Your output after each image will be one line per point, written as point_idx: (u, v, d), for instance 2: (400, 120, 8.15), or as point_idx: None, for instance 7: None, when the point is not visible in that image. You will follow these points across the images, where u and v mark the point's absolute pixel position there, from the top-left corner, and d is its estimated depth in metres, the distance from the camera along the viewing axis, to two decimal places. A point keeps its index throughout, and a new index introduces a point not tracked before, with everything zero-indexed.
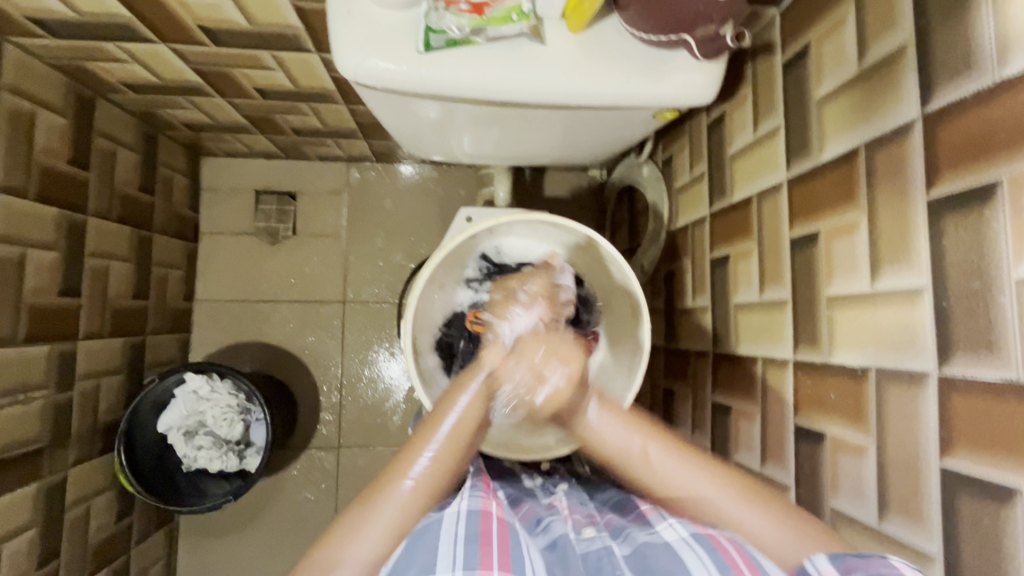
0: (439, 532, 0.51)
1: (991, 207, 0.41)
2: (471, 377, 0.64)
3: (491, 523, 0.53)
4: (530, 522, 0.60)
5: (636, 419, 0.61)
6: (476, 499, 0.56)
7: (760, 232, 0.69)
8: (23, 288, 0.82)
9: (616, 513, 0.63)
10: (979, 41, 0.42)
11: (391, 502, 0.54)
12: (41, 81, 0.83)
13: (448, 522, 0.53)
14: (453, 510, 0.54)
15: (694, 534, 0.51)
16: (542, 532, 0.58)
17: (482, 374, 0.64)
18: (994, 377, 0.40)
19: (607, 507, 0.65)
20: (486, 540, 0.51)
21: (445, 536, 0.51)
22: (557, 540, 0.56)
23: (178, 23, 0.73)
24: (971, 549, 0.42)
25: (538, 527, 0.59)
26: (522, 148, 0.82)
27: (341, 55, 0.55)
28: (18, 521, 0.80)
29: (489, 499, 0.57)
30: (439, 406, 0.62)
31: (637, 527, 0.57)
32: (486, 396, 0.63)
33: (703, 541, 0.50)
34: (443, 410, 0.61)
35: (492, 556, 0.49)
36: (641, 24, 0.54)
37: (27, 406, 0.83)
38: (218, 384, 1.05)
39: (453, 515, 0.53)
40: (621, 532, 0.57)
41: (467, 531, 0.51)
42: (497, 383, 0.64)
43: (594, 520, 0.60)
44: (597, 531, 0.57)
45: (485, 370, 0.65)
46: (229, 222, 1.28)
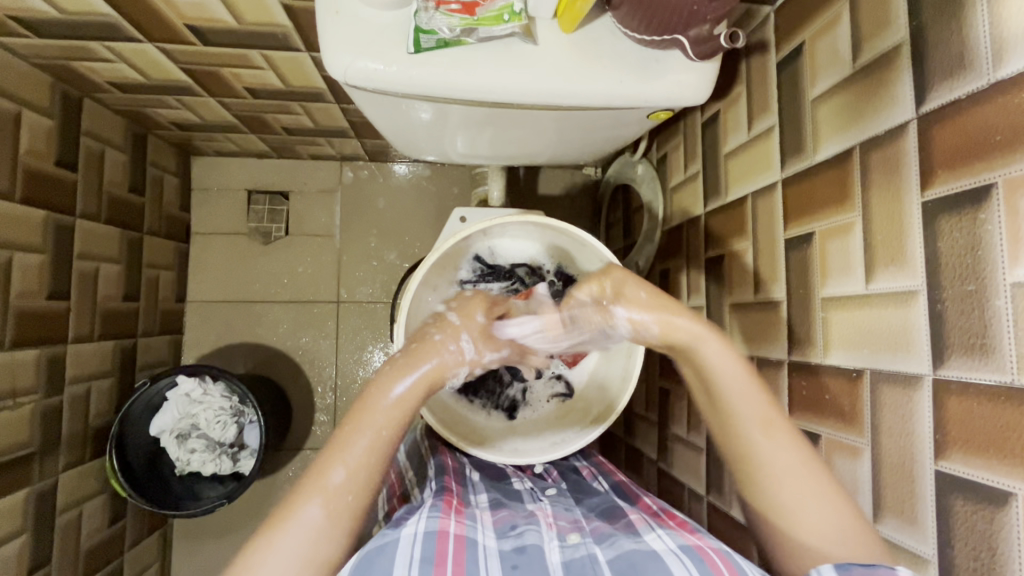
0: (393, 552, 0.49)
1: (986, 209, 0.40)
2: (388, 387, 0.58)
3: (448, 543, 0.51)
4: (503, 528, 0.58)
5: (755, 384, 0.58)
6: (434, 519, 0.54)
7: (755, 231, 0.68)
8: (10, 292, 0.81)
9: (604, 520, 0.62)
10: (973, 41, 0.42)
11: (296, 531, 0.51)
12: (25, 81, 0.82)
13: (404, 544, 0.50)
14: (409, 531, 0.52)
15: (682, 546, 0.52)
16: (512, 538, 0.56)
17: (400, 384, 0.58)
18: (989, 380, 0.40)
19: (595, 514, 0.64)
20: (443, 560, 0.49)
21: (400, 557, 0.49)
22: (528, 546, 0.54)
23: (165, 22, 0.72)
24: (965, 552, 0.42)
25: (511, 533, 0.57)
26: (515, 148, 0.81)
27: (330, 56, 0.54)
28: (8, 527, 0.80)
29: (448, 517, 0.55)
30: (350, 420, 0.57)
31: (624, 534, 0.57)
32: (404, 405, 0.58)
33: (692, 552, 0.51)
34: (357, 421, 0.56)
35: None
36: (634, 24, 0.54)
37: (15, 411, 0.82)
38: (211, 387, 1.04)
39: (409, 536, 0.51)
40: (606, 538, 0.57)
41: (423, 552, 0.50)
42: (419, 390, 0.59)
43: (579, 526, 0.60)
44: (581, 538, 0.56)
45: (404, 380, 0.58)
46: (220, 222, 1.27)
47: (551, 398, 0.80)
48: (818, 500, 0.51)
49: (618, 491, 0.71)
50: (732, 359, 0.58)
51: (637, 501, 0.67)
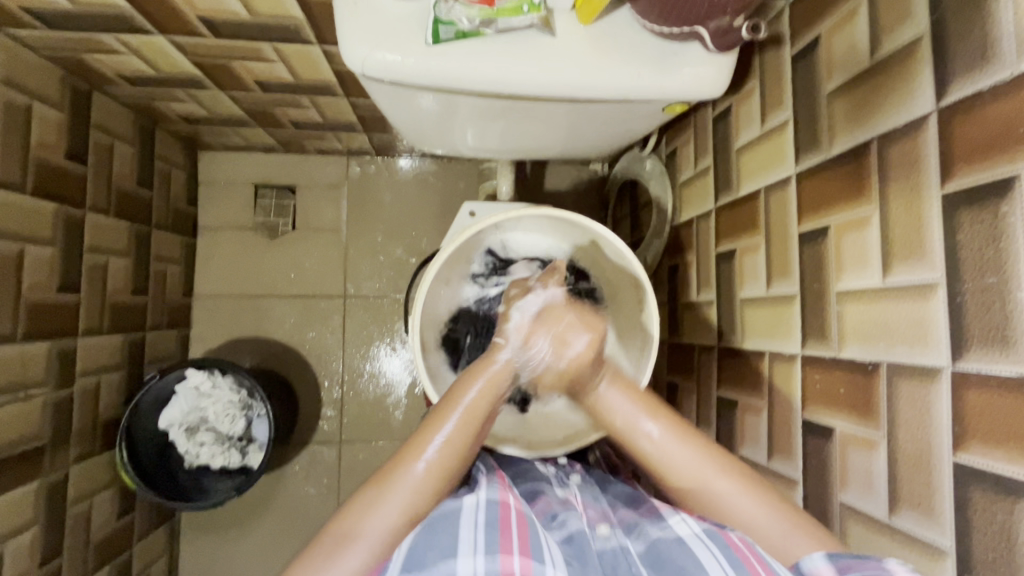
0: (460, 518, 0.52)
1: (1009, 202, 0.40)
2: (467, 384, 0.62)
3: (510, 513, 0.53)
4: (545, 517, 0.58)
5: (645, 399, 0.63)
6: (496, 491, 0.56)
7: (767, 226, 0.68)
8: (22, 284, 0.81)
9: (629, 508, 0.63)
10: (996, 34, 0.42)
11: (403, 485, 0.55)
12: (37, 74, 0.82)
13: (468, 512, 0.53)
14: (474, 501, 0.54)
15: (707, 530, 0.52)
16: (558, 523, 0.57)
17: (478, 382, 0.62)
18: (1009, 371, 0.40)
19: (620, 502, 0.64)
20: (505, 527, 0.51)
21: (465, 522, 0.51)
22: (575, 532, 0.55)
23: (178, 15, 0.71)
24: (984, 543, 0.42)
25: (553, 522, 0.57)
26: (526, 142, 0.81)
27: (348, 47, 0.54)
28: (20, 519, 0.80)
29: (507, 491, 0.57)
30: (447, 399, 0.61)
31: (649, 521, 0.57)
32: (477, 410, 0.61)
33: (722, 543, 0.50)
34: (449, 403, 0.61)
35: (512, 540, 0.49)
36: (653, 15, 0.53)
37: (26, 404, 0.82)
38: (219, 380, 1.05)
39: (472, 505, 0.54)
40: (633, 528, 0.57)
41: (487, 518, 0.52)
42: (492, 391, 0.62)
43: (607, 517, 0.60)
44: (611, 530, 0.56)
45: (481, 378, 0.62)
46: (227, 216, 1.27)
47: None
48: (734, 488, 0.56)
49: (642, 476, 0.72)
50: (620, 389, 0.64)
51: (658, 483, 0.69)
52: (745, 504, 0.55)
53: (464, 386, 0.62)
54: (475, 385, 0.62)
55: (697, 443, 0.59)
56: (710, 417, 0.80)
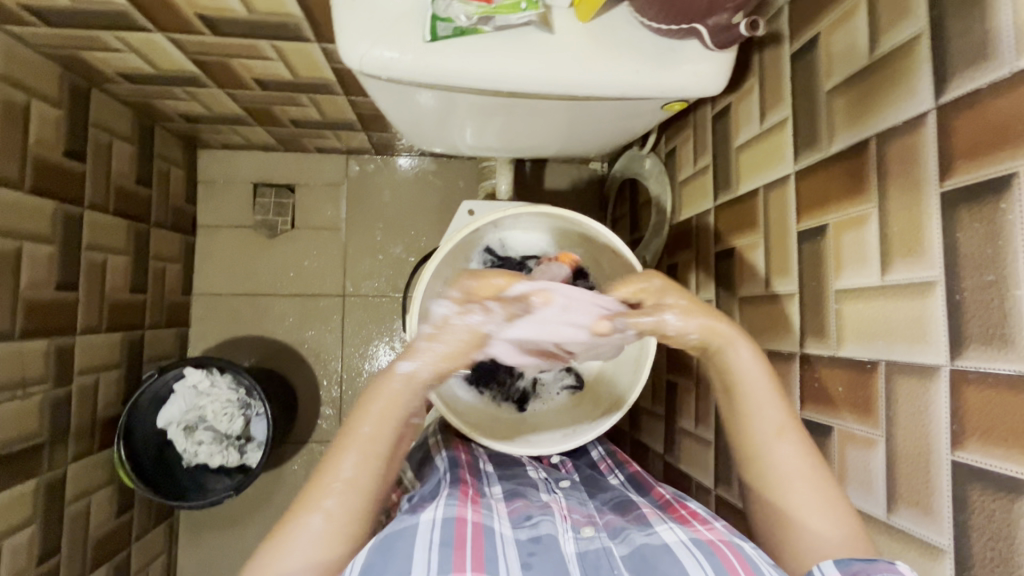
0: (415, 536, 0.50)
1: (1007, 200, 0.40)
2: (388, 380, 0.58)
3: (466, 528, 0.52)
4: (518, 517, 0.58)
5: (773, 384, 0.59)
6: (452, 507, 0.54)
7: (767, 224, 0.68)
8: (20, 283, 0.81)
9: (615, 514, 0.63)
10: (996, 31, 0.42)
11: (325, 503, 0.54)
12: (36, 71, 0.82)
13: (422, 529, 0.51)
14: (428, 518, 0.52)
15: (693, 538, 0.52)
16: (528, 526, 0.56)
17: (393, 381, 0.57)
18: (1008, 369, 0.40)
19: (607, 508, 0.65)
20: (460, 545, 0.49)
21: (420, 541, 0.49)
22: (544, 536, 0.54)
23: (176, 12, 0.71)
24: (982, 542, 0.42)
25: (525, 523, 0.57)
26: (524, 139, 0.81)
27: (346, 45, 0.54)
28: (18, 517, 0.80)
29: (466, 506, 0.55)
30: (358, 408, 0.58)
31: (636, 527, 0.58)
32: (392, 413, 0.57)
33: (702, 545, 0.51)
34: (363, 412, 0.57)
35: (466, 560, 0.48)
36: (652, 13, 0.53)
37: (25, 402, 0.82)
38: (218, 379, 1.04)
39: (427, 522, 0.52)
40: (620, 532, 0.58)
41: (442, 537, 0.50)
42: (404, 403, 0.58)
43: (592, 520, 0.60)
44: (595, 532, 0.57)
45: (397, 377, 0.57)
46: (226, 214, 1.27)
47: (563, 390, 0.82)
48: (813, 490, 0.53)
49: (633, 483, 0.72)
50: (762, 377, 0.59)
51: (652, 492, 0.67)
52: (820, 522, 0.52)
53: (377, 393, 0.58)
54: (391, 384, 0.57)
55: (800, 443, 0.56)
56: (709, 415, 0.78)
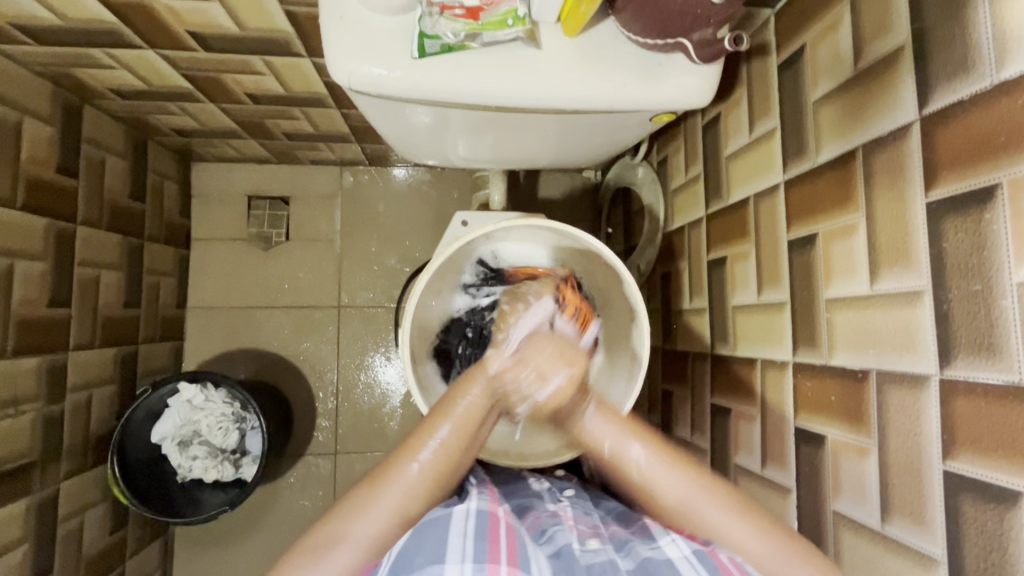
0: (449, 524, 0.52)
1: (991, 210, 0.41)
2: (470, 381, 0.63)
3: (500, 523, 0.53)
4: (534, 532, 0.58)
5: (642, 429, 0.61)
6: (485, 502, 0.57)
7: (757, 232, 0.68)
8: (11, 300, 0.81)
9: (620, 526, 0.62)
10: (976, 43, 0.42)
11: (397, 485, 0.56)
12: (26, 89, 0.82)
13: (457, 518, 0.53)
14: (464, 508, 0.55)
15: (697, 551, 0.52)
16: (546, 539, 0.57)
17: (477, 385, 0.62)
18: (995, 379, 0.40)
19: (612, 520, 0.64)
20: (494, 538, 0.51)
21: (454, 531, 0.52)
22: (562, 548, 0.54)
23: (167, 29, 0.72)
24: (974, 552, 0.42)
25: (543, 536, 0.57)
26: (516, 151, 0.81)
27: (334, 62, 0.54)
28: (9, 537, 0.79)
29: (497, 503, 0.58)
30: (446, 400, 0.62)
31: (640, 540, 0.57)
32: (473, 414, 0.61)
33: (705, 559, 0.51)
34: (445, 409, 0.61)
35: (500, 551, 0.49)
36: (637, 28, 0.54)
37: (17, 420, 0.81)
38: (212, 393, 1.04)
39: (461, 513, 0.54)
40: (624, 545, 0.57)
41: (476, 527, 0.52)
42: (489, 396, 0.63)
43: (597, 530, 0.59)
44: (601, 543, 0.56)
45: (480, 382, 0.63)
46: (221, 227, 1.27)
47: None
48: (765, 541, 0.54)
49: (629, 492, 0.72)
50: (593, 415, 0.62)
51: None
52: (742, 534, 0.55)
53: (465, 385, 0.62)
54: (489, 372, 0.63)
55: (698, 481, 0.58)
56: (706, 424, 0.80)
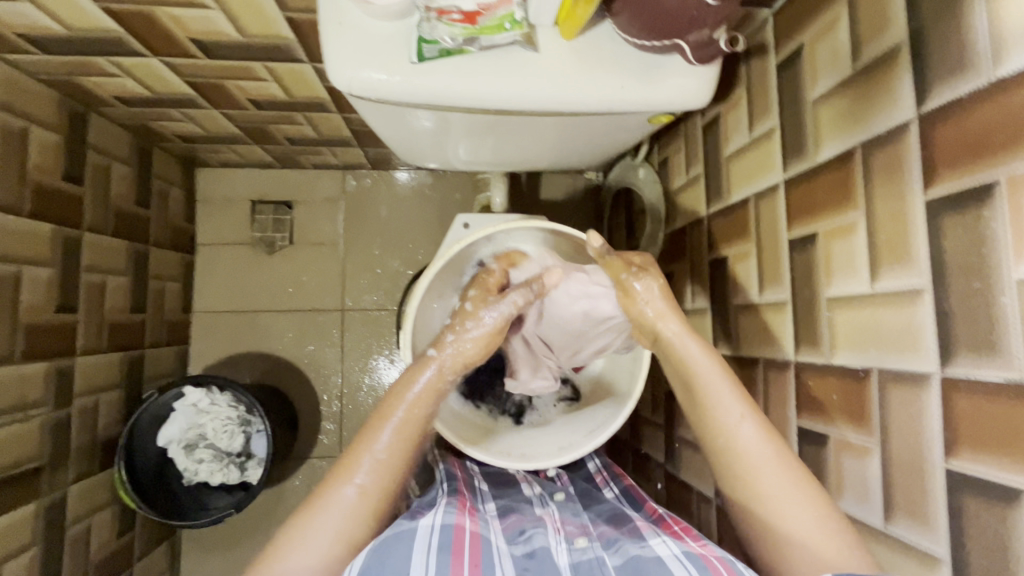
0: (412, 540, 0.52)
1: (990, 207, 0.40)
2: (406, 387, 0.65)
3: (464, 535, 0.53)
4: (512, 532, 0.59)
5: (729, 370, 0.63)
6: (450, 514, 0.56)
7: (758, 232, 0.68)
8: (19, 306, 0.82)
9: (609, 525, 0.63)
10: (973, 41, 0.42)
11: (336, 507, 0.58)
12: (33, 98, 0.83)
13: (421, 533, 0.53)
14: (428, 522, 0.54)
15: (686, 552, 0.52)
16: (522, 541, 0.57)
17: (411, 391, 0.65)
18: (996, 377, 0.40)
19: (602, 519, 0.64)
20: (458, 551, 0.51)
21: (418, 545, 0.51)
22: (538, 549, 0.55)
23: (170, 37, 0.72)
24: (977, 551, 0.41)
25: (519, 538, 0.58)
26: (516, 154, 0.81)
27: (334, 68, 0.55)
28: (18, 541, 0.80)
29: (463, 515, 0.57)
30: (380, 413, 0.64)
31: (630, 539, 0.57)
32: (407, 425, 0.63)
33: (694, 558, 0.51)
34: (378, 423, 0.63)
35: (463, 564, 0.49)
36: (634, 30, 0.54)
37: (25, 425, 0.82)
38: (217, 397, 1.05)
39: (426, 526, 0.54)
40: (613, 543, 0.57)
41: (440, 540, 0.52)
42: (420, 409, 0.64)
43: (586, 530, 0.61)
44: (590, 542, 0.57)
45: (414, 389, 0.65)
46: (225, 232, 1.28)
47: (559, 405, 0.82)
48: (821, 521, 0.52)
49: (627, 497, 0.72)
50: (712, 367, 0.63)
51: (646, 508, 0.67)
52: (772, 477, 0.56)
53: (393, 401, 0.64)
54: (416, 385, 0.65)
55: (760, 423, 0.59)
56: None
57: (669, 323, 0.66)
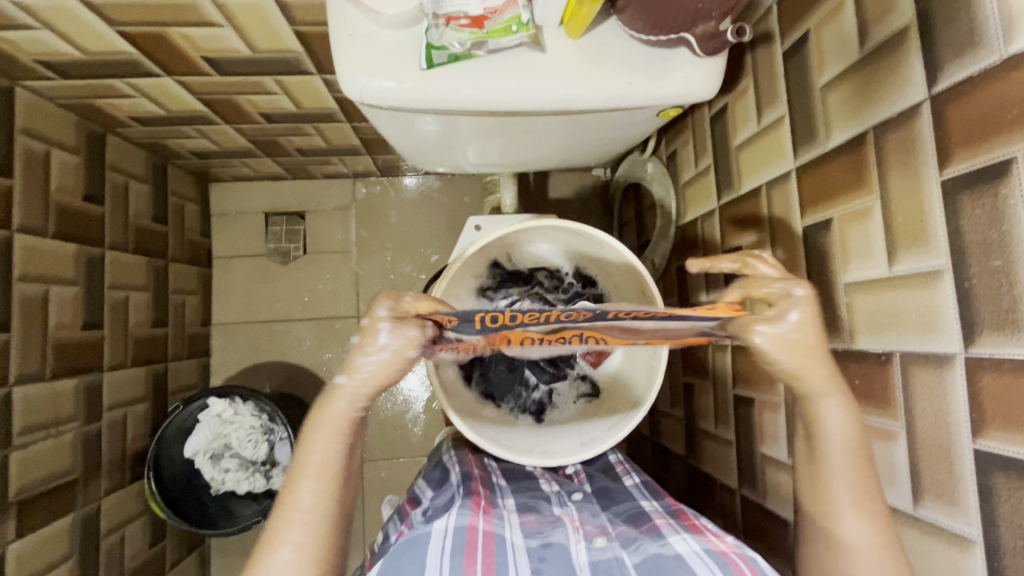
0: (427, 544, 0.53)
1: (1008, 184, 0.40)
2: (323, 415, 0.55)
3: (477, 536, 0.55)
4: (529, 529, 0.59)
5: (864, 455, 0.52)
6: (463, 516, 0.57)
7: (771, 221, 0.68)
8: (48, 326, 0.84)
9: (629, 525, 0.62)
10: (983, 19, 0.42)
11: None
12: (53, 122, 0.85)
13: (435, 537, 0.54)
14: (441, 527, 0.55)
15: (707, 549, 0.53)
16: (539, 536, 0.58)
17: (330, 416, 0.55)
18: (1021, 354, 0.40)
19: (621, 519, 0.65)
20: (471, 553, 0.53)
21: (432, 549, 0.52)
22: (555, 543, 0.57)
23: (183, 56, 0.74)
24: (1012, 530, 0.41)
25: (537, 533, 0.59)
26: (525, 155, 0.82)
27: (345, 77, 0.56)
28: (55, 553, 0.82)
29: (477, 515, 0.58)
30: (299, 456, 0.55)
31: (650, 538, 0.57)
32: (332, 463, 0.54)
33: (716, 556, 0.52)
34: (299, 474, 0.54)
35: (477, 565, 0.51)
36: (639, 25, 0.55)
37: (57, 440, 0.84)
38: (241, 407, 1.06)
39: (439, 530, 0.55)
40: (633, 542, 0.58)
41: (454, 543, 0.53)
42: (339, 436, 0.55)
43: (605, 530, 0.61)
44: (608, 541, 0.58)
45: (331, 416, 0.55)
46: (241, 244, 1.30)
47: (578, 400, 0.83)
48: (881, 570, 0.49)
49: (646, 487, 0.71)
50: (850, 432, 0.52)
51: (665, 498, 0.67)
52: (846, 517, 0.51)
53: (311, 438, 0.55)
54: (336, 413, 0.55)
55: (872, 512, 0.50)
56: (728, 416, 0.79)
57: (818, 372, 0.52)
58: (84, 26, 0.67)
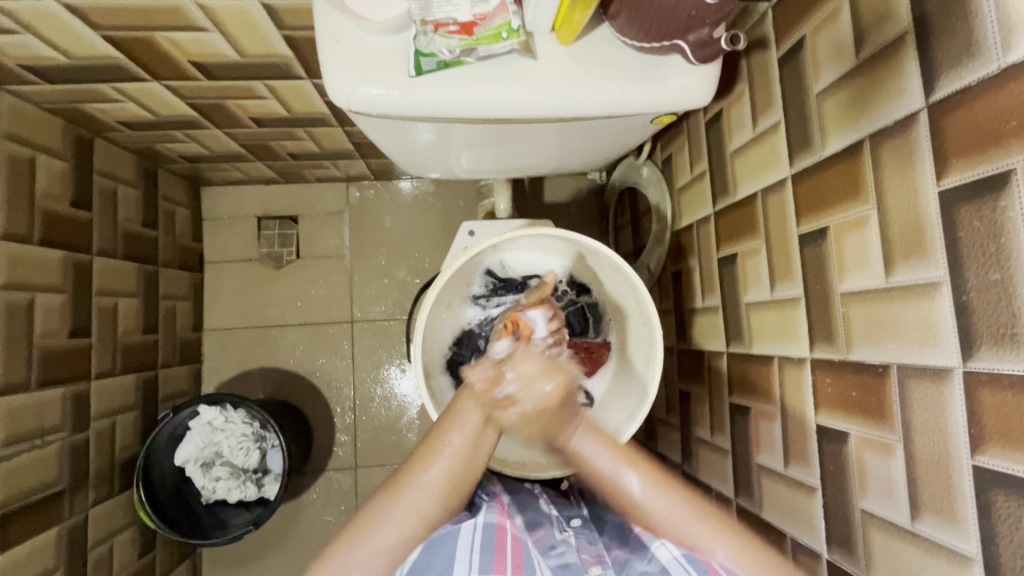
0: (456, 539, 0.60)
1: (1006, 197, 0.39)
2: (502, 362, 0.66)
3: (506, 537, 0.62)
4: (543, 546, 0.65)
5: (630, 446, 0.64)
6: (492, 514, 0.64)
7: (767, 229, 0.67)
8: (34, 333, 0.83)
9: (620, 545, 0.68)
10: (981, 28, 0.41)
11: (419, 489, 0.58)
12: (38, 127, 0.84)
13: (466, 530, 0.61)
14: (472, 523, 0.63)
15: (687, 556, 0.58)
16: (553, 555, 0.64)
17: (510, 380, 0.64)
18: (1019, 371, 0.39)
19: (614, 540, 0.69)
20: (499, 550, 0.60)
21: (461, 545, 0.59)
22: (568, 565, 0.63)
23: (169, 60, 0.73)
24: (1011, 549, 0.40)
25: (551, 551, 0.65)
26: (518, 161, 0.81)
27: (333, 83, 0.55)
28: (41, 566, 0.81)
29: (504, 517, 0.65)
30: (462, 403, 0.63)
31: (638, 556, 0.63)
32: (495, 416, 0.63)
33: (697, 565, 0.55)
34: (458, 414, 0.62)
35: (504, 564, 0.58)
36: (632, 32, 0.54)
37: (43, 451, 0.83)
38: (232, 414, 1.04)
39: (470, 524, 0.62)
40: (624, 565, 0.64)
41: (483, 540, 0.60)
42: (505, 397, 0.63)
43: (600, 558, 0.66)
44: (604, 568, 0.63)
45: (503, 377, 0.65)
46: (233, 249, 1.28)
47: None
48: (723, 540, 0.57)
49: None
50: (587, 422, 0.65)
51: None
52: (672, 499, 0.61)
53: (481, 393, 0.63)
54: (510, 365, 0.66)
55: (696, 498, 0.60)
56: (724, 424, 0.78)
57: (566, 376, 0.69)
58: (68, 31, 0.65)
